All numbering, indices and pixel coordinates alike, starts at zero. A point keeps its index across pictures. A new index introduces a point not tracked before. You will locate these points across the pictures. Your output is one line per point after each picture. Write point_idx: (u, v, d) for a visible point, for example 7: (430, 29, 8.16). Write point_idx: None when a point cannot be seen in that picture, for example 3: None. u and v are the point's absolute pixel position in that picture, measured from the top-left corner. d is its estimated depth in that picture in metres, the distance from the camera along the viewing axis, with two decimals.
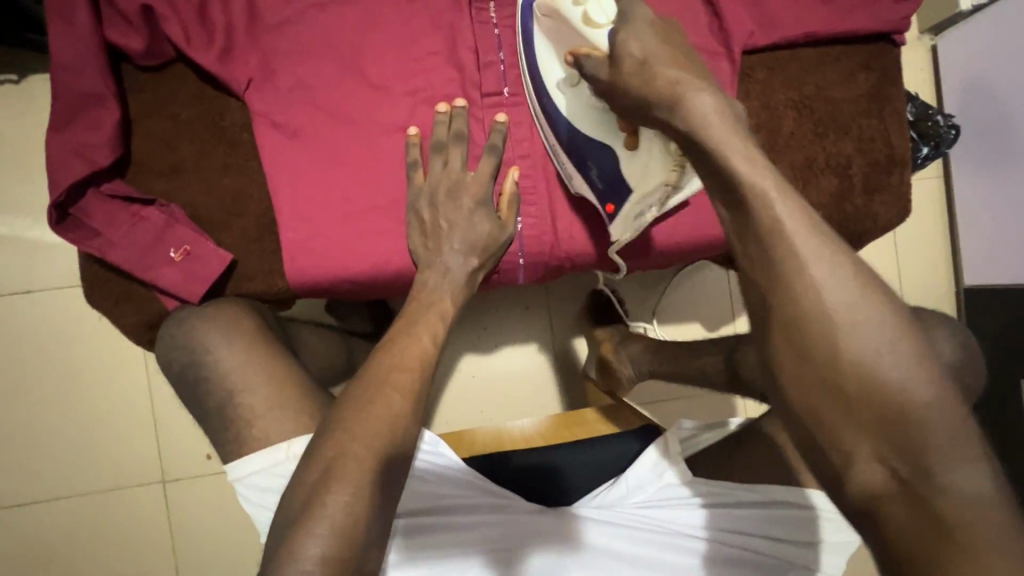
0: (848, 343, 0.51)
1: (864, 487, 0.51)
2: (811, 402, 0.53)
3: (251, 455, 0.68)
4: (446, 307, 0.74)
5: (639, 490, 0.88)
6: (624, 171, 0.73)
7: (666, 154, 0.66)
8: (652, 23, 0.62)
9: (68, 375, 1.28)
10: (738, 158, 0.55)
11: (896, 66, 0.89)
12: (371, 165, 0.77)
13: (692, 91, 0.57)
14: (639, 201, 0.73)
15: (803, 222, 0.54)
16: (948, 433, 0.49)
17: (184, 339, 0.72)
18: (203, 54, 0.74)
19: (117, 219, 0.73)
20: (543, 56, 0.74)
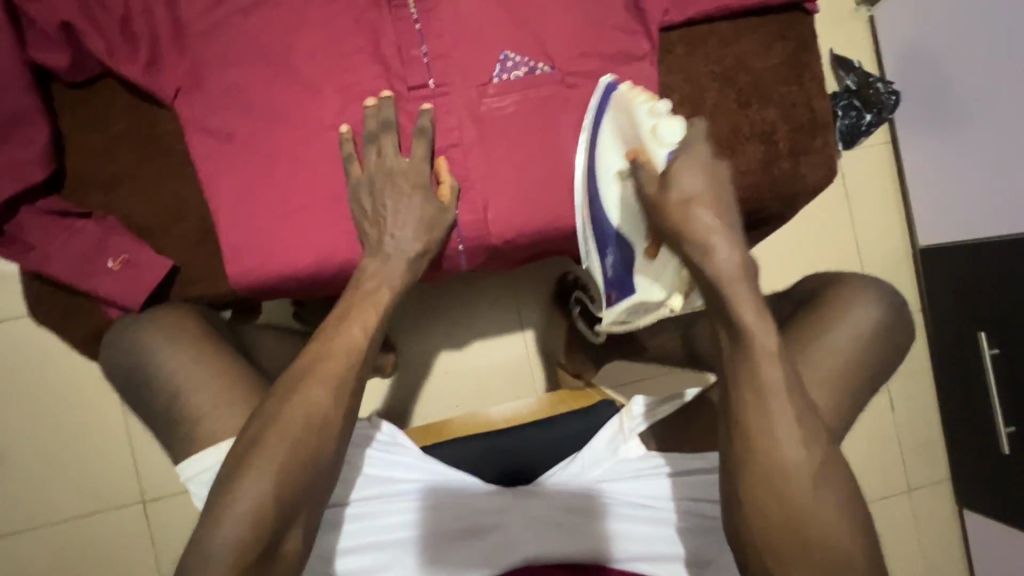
0: (791, 467, 0.58)
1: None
2: (758, 514, 0.59)
3: (199, 452, 0.69)
4: (382, 297, 0.73)
5: (596, 465, 0.87)
6: (636, 276, 0.76)
7: (676, 283, 0.72)
8: (706, 163, 0.64)
9: (41, 403, 1.28)
10: (746, 310, 0.59)
11: (813, 34, 0.92)
12: (304, 161, 0.79)
13: (722, 242, 0.60)
14: (639, 303, 0.76)
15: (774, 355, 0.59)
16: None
17: (126, 343, 0.73)
18: (128, 66, 0.75)
19: (51, 233, 0.73)
20: (603, 144, 0.76)
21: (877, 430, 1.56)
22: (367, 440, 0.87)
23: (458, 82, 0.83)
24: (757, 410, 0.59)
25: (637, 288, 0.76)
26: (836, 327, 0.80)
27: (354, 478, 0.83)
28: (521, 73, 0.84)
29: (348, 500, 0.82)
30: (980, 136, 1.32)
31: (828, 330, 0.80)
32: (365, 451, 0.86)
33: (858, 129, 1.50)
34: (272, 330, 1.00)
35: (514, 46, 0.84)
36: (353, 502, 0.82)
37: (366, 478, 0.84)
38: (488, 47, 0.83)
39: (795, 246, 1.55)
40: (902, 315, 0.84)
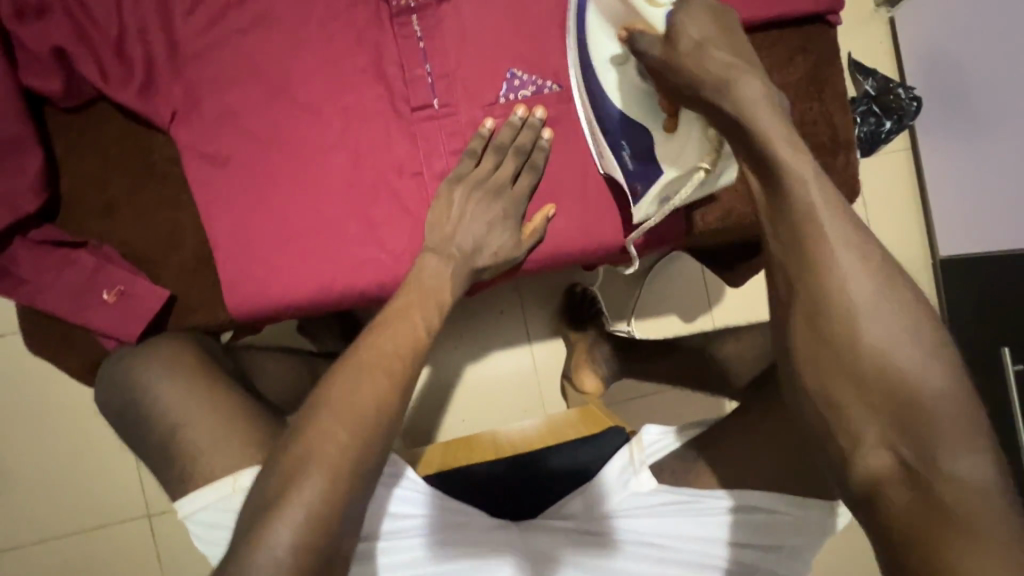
0: (843, 278, 0.54)
1: (872, 373, 0.52)
2: (814, 355, 0.54)
3: (199, 490, 0.67)
4: (430, 296, 0.72)
5: (604, 500, 0.83)
6: (659, 150, 0.75)
7: (702, 150, 0.71)
8: (710, 9, 0.62)
9: (47, 416, 1.27)
10: (780, 142, 0.55)
11: (835, 47, 0.88)
12: (304, 186, 0.77)
13: (746, 80, 0.57)
14: (668, 182, 0.76)
15: (814, 180, 0.55)
16: (928, 333, 0.53)
17: (121, 378, 0.71)
18: (123, 91, 0.73)
19: (43, 265, 0.71)
20: (592, 32, 0.73)
21: None
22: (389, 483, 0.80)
23: (464, 102, 0.80)
24: (799, 219, 0.55)
25: (665, 169, 0.75)
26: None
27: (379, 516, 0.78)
28: (529, 92, 0.80)
29: (370, 537, 0.77)
30: (1004, 144, 1.28)
31: None
32: (389, 492, 0.79)
33: (878, 137, 1.35)
34: (273, 352, 0.99)
35: (521, 64, 0.80)
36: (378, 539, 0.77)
37: (391, 516, 0.79)
38: (494, 65, 0.80)
39: None
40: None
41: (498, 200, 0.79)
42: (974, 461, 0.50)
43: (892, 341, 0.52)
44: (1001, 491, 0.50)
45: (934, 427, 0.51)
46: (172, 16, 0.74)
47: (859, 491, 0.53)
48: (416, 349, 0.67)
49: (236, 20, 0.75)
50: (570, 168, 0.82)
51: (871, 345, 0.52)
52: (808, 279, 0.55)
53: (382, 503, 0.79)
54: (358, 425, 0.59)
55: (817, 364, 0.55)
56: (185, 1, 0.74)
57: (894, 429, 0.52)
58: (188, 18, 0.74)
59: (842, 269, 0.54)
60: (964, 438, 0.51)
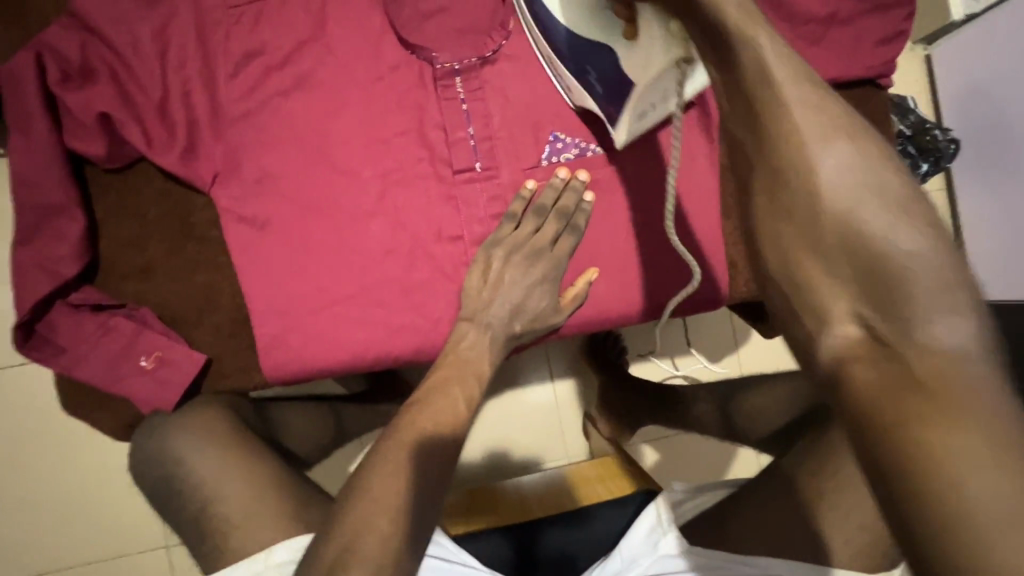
0: (807, 148, 0.47)
1: (835, 239, 0.47)
2: (776, 232, 0.50)
3: (231, 565, 0.65)
4: (475, 366, 0.71)
5: (634, 564, 0.78)
6: (624, 68, 0.62)
7: (667, 49, 0.54)
8: None
9: (72, 448, 1.27)
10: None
11: (885, 109, 0.86)
12: (343, 249, 0.76)
13: None
14: (641, 96, 0.64)
15: (771, 45, 0.46)
16: (893, 185, 0.47)
17: (155, 449, 0.70)
18: (165, 154, 0.72)
19: (82, 329, 0.71)
20: None
21: None
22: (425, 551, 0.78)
23: (505, 165, 0.78)
24: (763, 98, 0.47)
25: (634, 79, 0.62)
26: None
27: None
28: (572, 155, 0.79)
29: None
30: None
31: None
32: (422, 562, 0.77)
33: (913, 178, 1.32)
34: (300, 404, 0.97)
35: (565, 127, 0.79)
36: None
37: None
38: (537, 128, 0.78)
39: None
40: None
41: (536, 262, 0.76)
42: (956, 327, 0.44)
43: (856, 201, 0.46)
44: (988, 350, 0.43)
45: (907, 288, 0.45)
46: (216, 78, 0.74)
47: (824, 371, 0.48)
48: (456, 427, 0.66)
49: (279, 82, 0.75)
50: (612, 231, 0.80)
51: (833, 213, 0.47)
52: (768, 154, 0.49)
53: None
54: (406, 515, 0.57)
55: (779, 242, 0.50)
56: (229, 64, 0.74)
57: (858, 295, 0.46)
58: (232, 80, 0.74)
59: (804, 138, 0.47)
60: (943, 298, 0.44)
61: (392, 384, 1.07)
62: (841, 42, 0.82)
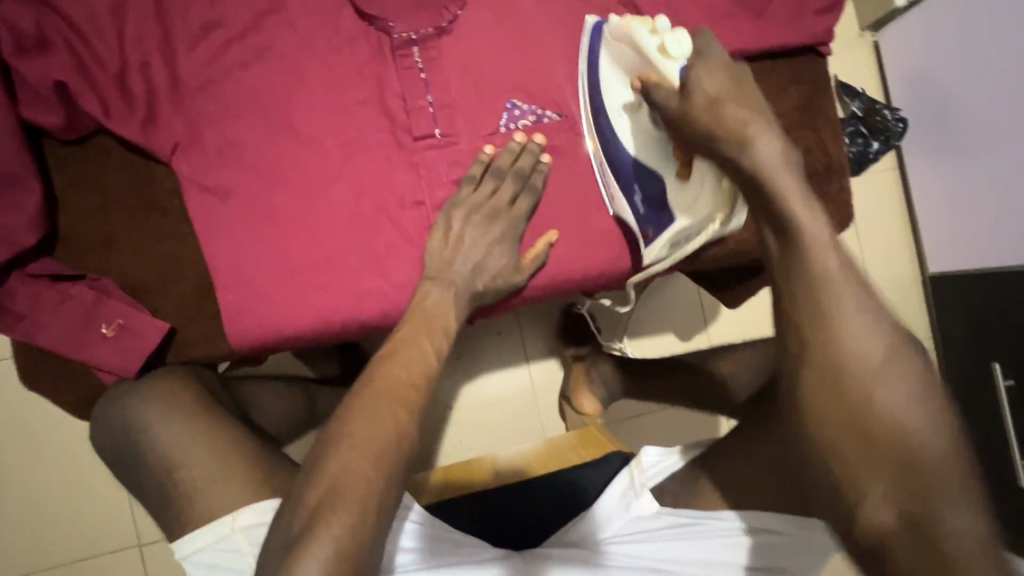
0: (845, 335, 0.54)
1: (874, 423, 0.53)
2: (819, 413, 0.55)
3: (196, 531, 0.65)
4: (443, 323, 0.73)
5: (607, 524, 0.83)
6: (670, 201, 0.78)
7: (719, 191, 0.72)
8: (725, 64, 0.63)
9: (36, 445, 1.24)
10: (788, 185, 0.58)
11: (826, 77, 0.91)
12: (306, 216, 0.77)
13: (761, 132, 0.59)
14: (679, 230, 0.79)
15: (824, 242, 0.57)
16: (916, 382, 0.54)
17: (118, 417, 0.70)
18: (124, 124, 0.73)
19: (41, 299, 0.70)
20: (603, 76, 0.77)
21: None
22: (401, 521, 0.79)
23: (464, 132, 0.81)
24: (809, 283, 0.56)
25: (677, 219, 0.78)
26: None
27: (388, 552, 0.77)
28: (529, 121, 0.81)
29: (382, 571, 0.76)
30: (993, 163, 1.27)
31: None
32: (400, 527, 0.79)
33: (866, 157, 1.36)
34: (270, 382, 0.97)
35: (522, 95, 0.81)
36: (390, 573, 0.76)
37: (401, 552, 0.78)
38: (495, 96, 0.81)
39: None
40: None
41: (496, 223, 0.79)
42: (971, 517, 0.50)
43: (887, 391, 0.53)
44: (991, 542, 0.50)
45: (936, 478, 0.51)
46: (175, 49, 0.75)
47: (865, 548, 0.53)
48: (428, 376, 0.67)
49: (238, 53, 0.76)
50: (570, 195, 0.83)
51: (870, 398, 0.53)
52: (817, 335, 0.55)
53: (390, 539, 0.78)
54: (381, 454, 0.60)
55: (824, 413, 0.54)
56: (188, 35, 0.75)
57: (894, 481, 0.51)
58: (190, 51, 0.75)
59: (846, 327, 0.55)
60: (959, 491, 0.50)
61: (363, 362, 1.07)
62: (782, 12, 0.86)
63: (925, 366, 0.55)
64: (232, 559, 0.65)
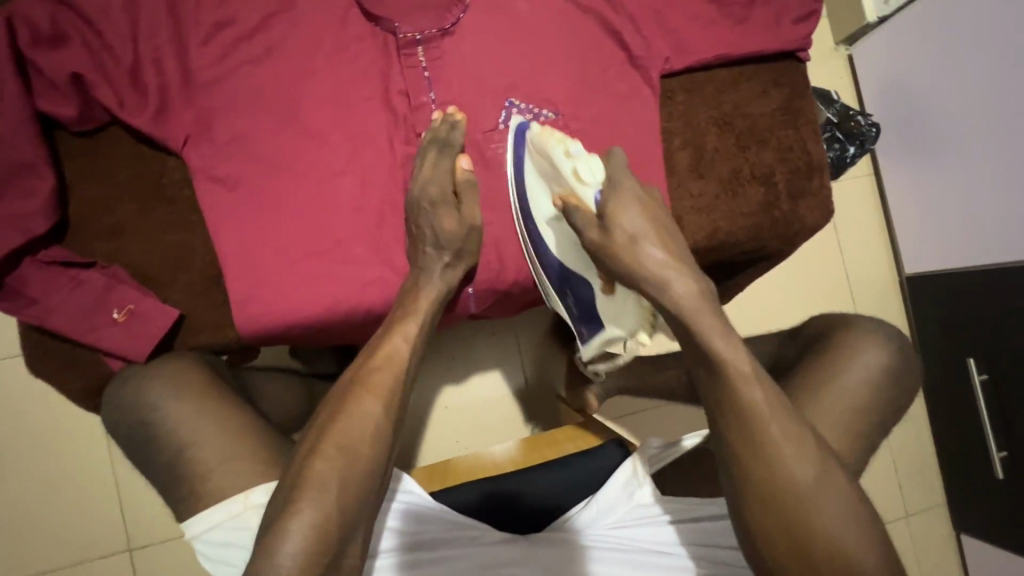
0: (780, 469, 0.58)
1: (823, 555, 0.57)
2: (768, 538, 0.59)
3: (207, 510, 0.66)
4: (428, 304, 0.76)
5: (610, 511, 0.84)
6: (600, 311, 0.83)
7: (641, 308, 0.78)
8: (638, 197, 0.69)
9: (9, 456, 1.16)
10: (716, 336, 0.61)
11: (804, 81, 0.96)
12: (313, 206, 0.79)
13: (674, 277, 0.64)
14: (609, 336, 0.83)
15: (750, 375, 0.60)
16: (845, 496, 0.58)
17: (128, 399, 0.71)
18: (138, 117, 0.75)
19: (54, 284, 0.73)
20: (531, 183, 0.81)
21: (896, 439, 1.51)
22: (392, 503, 0.80)
23: (466, 128, 0.84)
24: (741, 422, 0.60)
25: (605, 321, 0.83)
26: (845, 371, 0.76)
27: (380, 531, 0.78)
28: (527, 119, 0.85)
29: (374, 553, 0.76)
30: (956, 168, 1.32)
31: (852, 359, 0.78)
32: (390, 508, 0.80)
33: (844, 162, 1.42)
34: (273, 373, 0.98)
35: (521, 93, 0.85)
36: (378, 555, 0.76)
37: (389, 533, 0.78)
38: (495, 93, 0.85)
39: (801, 273, 1.52)
40: (906, 357, 0.81)
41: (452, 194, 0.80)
42: None
43: (827, 515, 0.57)
44: None
45: None
46: (187, 45, 0.77)
47: None
48: (398, 379, 0.69)
49: (248, 50, 0.79)
50: None
51: (814, 526, 0.57)
52: (754, 461, 0.59)
53: (384, 517, 0.79)
54: (358, 451, 0.63)
55: (767, 530, 0.59)
56: (200, 32, 0.77)
57: None
58: (202, 48, 0.77)
59: (782, 457, 0.59)
60: None
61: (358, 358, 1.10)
62: (762, 21, 0.92)
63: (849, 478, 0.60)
64: (244, 536, 0.65)
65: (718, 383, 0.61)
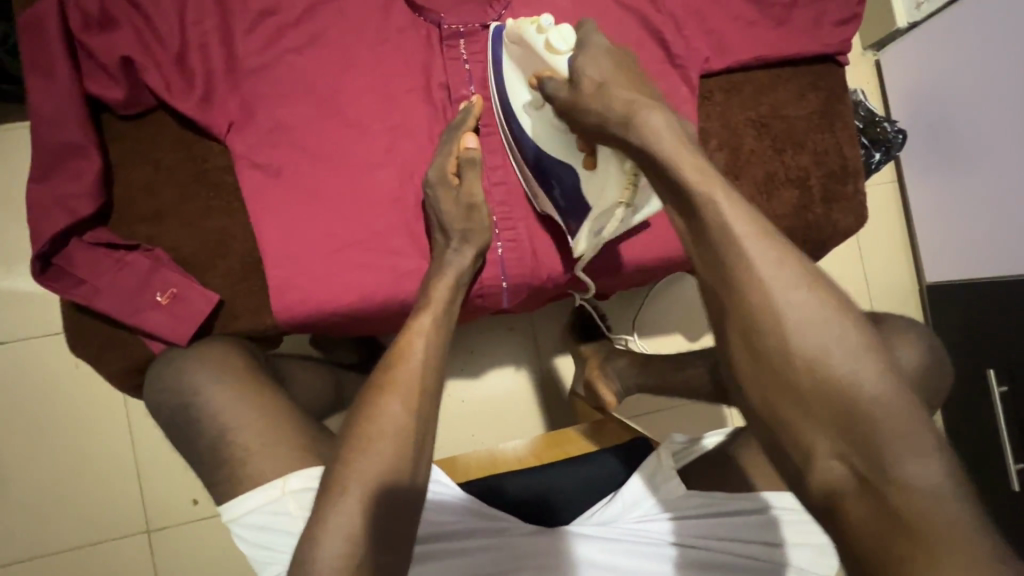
0: (760, 297, 0.54)
1: (810, 388, 0.52)
2: (754, 374, 0.55)
3: (246, 494, 0.67)
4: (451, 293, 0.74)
5: (637, 505, 0.84)
6: (584, 191, 0.74)
7: (620, 174, 0.66)
8: (608, 50, 0.65)
9: (38, 432, 1.17)
10: (689, 167, 0.56)
11: (842, 85, 0.96)
12: (353, 196, 0.80)
13: (645, 110, 0.58)
14: (597, 216, 0.73)
15: (726, 193, 0.56)
16: (845, 334, 0.53)
17: (171, 382, 0.72)
18: (184, 102, 0.76)
19: (100, 266, 0.73)
20: (510, 80, 0.77)
21: None
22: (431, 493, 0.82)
23: None
24: (721, 251, 0.56)
25: (590, 202, 0.73)
26: None
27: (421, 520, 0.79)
28: None
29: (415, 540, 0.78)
30: (985, 176, 1.31)
31: None
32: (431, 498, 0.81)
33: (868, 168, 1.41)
34: (301, 361, 0.98)
35: None
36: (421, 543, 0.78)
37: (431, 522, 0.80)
38: None
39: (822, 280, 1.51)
40: (937, 356, 0.82)
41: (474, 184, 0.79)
42: (923, 465, 0.50)
43: (819, 350, 0.53)
44: (954, 484, 0.50)
45: (883, 444, 0.50)
46: (233, 32, 0.78)
47: (819, 503, 0.53)
48: (426, 381, 0.66)
49: (293, 38, 0.79)
50: None
51: (805, 360, 0.53)
52: (737, 297, 0.55)
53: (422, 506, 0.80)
54: (394, 456, 0.61)
55: (754, 370, 0.55)
56: (247, 19, 0.78)
57: (837, 435, 0.52)
58: (248, 35, 0.78)
59: (769, 288, 0.54)
60: (911, 438, 0.51)
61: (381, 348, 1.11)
62: (802, 23, 0.91)
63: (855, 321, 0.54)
64: (282, 521, 0.66)
65: (696, 219, 0.57)
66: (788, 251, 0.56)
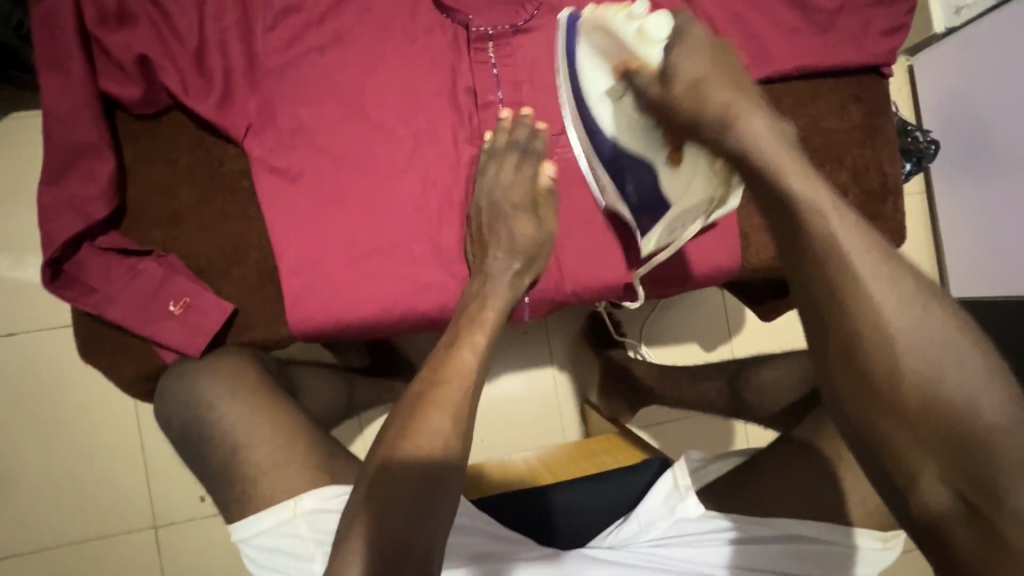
0: (863, 298, 0.50)
1: (919, 405, 0.49)
2: (847, 389, 0.52)
3: (257, 513, 0.65)
4: (488, 305, 0.70)
5: (652, 527, 0.78)
6: (663, 190, 0.68)
7: (710, 175, 0.63)
8: (706, 43, 0.59)
9: (48, 426, 1.16)
10: (788, 168, 0.53)
11: (885, 97, 0.92)
12: (374, 204, 0.76)
13: (747, 113, 0.56)
14: (678, 215, 0.69)
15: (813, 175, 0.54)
16: (951, 338, 0.49)
17: (184, 394, 0.70)
18: (202, 102, 0.73)
19: (113, 273, 0.71)
20: (582, 65, 0.68)
21: None
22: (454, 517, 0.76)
23: None
24: (801, 237, 0.53)
25: (671, 200, 0.68)
26: None
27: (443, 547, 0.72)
28: None
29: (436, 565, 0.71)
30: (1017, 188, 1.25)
31: None
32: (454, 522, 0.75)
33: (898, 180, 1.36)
34: (313, 367, 0.96)
35: None
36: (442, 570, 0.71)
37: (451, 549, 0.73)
38: None
39: None
40: None
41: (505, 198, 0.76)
42: None
43: (918, 353, 0.49)
44: None
45: (992, 458, 0.47)
46: (253, 30, 0.74)
47: (924, 522, 0.50)
48: (467, 388, 0.62)
49: (315, 37, 0.76)
50: None
51: (911, 373, 0.49)
52: (833, 301, 0.52)
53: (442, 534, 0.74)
54: (425, 474, 0.56)
55: (846, 376, 0.52)
56: (268, 16, 0.74)
57: (942, 455, 0.48)
58: (269, 34, 0.75)
59: (867, 287, 0.50)
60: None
61: (392, 353, 1.07)
62: (846, 32, 0.87)
63: (957, 317, 0.50)
64: (294, 543, 0.63)
65: (787, 211, 0.53)
66: (885, 246, 0.52)
